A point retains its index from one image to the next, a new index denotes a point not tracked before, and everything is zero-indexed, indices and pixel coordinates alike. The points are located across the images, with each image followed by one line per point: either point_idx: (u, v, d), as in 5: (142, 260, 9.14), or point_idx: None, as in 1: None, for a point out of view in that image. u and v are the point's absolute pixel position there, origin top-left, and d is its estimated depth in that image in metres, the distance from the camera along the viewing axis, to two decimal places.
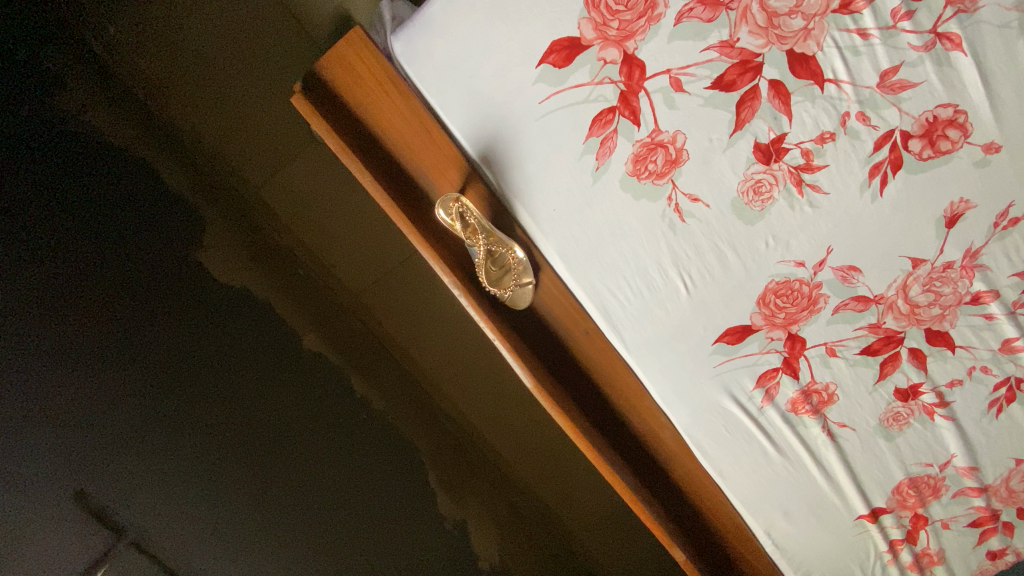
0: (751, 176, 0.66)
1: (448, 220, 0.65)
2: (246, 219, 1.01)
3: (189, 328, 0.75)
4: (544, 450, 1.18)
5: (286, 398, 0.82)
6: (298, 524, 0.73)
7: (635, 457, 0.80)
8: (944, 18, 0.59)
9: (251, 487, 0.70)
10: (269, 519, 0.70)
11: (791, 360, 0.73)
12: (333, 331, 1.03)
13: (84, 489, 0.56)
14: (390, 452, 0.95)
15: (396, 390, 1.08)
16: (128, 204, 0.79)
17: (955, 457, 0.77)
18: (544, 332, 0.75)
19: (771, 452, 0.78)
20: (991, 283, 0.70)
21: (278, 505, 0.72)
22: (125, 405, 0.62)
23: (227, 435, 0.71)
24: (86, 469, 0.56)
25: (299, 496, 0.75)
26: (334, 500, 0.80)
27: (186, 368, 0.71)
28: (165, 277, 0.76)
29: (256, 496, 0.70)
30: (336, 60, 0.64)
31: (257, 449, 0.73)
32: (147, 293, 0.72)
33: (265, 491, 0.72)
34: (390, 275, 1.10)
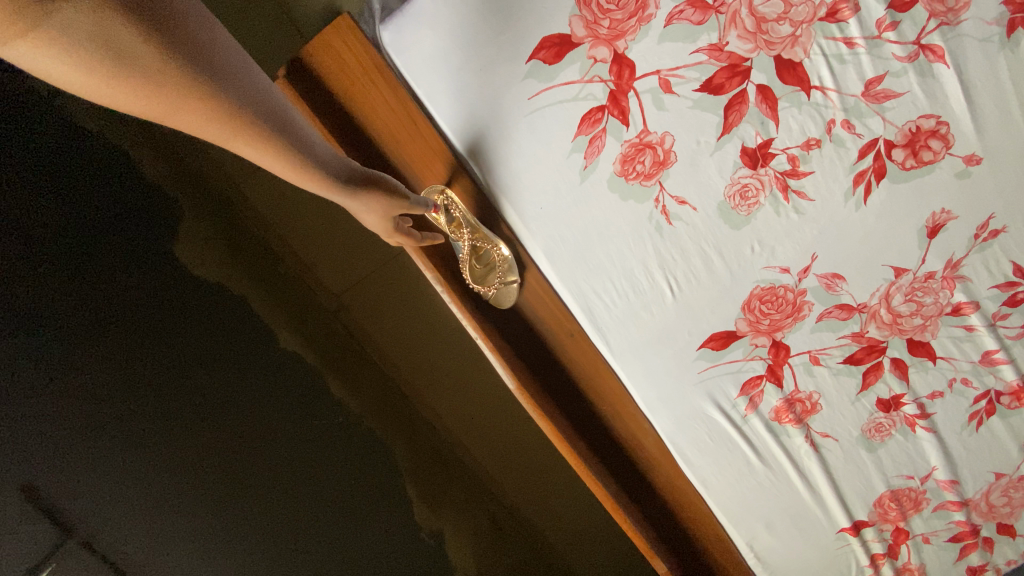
0: (738, 180, 0.65)
1: (432, 213, 0.65)
2: (222, 209, 0.95)
3: (163, 337, 0.70)
4: (526, 456, 1.17)
5: (256, 398, 0.79)
6: (262, 526, 0.70)
7: (617, 464, 0.78)
8: (929, 30, 0.61)
9: (214, 488, 0.67)
10: (230, 522, 0.67)
11: (774, 367, 0.73)
12: (312, 331, 0.98)
13: (32, 486, 0.53)
14: (366, 457, 0.92)
15: (375, 395, 1.03)
16: (102, 204, 0.72)
17: (936, 470, 0.77)
18: (526, 333, 0.73)
19: (754, 461, 0.77)
20: (971, 294, 0.71)
21: (242, 507, 0.69)
22: (89, 405, 0.59)
23: (193, 432, 0.68)
24: (36, 464, 0.52)
25: (264, 499, 0.72)
26: (304, 503, 0.77)
27: (162, 362, 0.68)
28: (139, 283, 0.71)
29: (219, 496, 0.67)
30: (323, 48, 0.63)
31: (224, 448, 0.70)
32: (140, 298, 0.70)
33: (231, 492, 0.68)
34: (375, 275, 1.07)
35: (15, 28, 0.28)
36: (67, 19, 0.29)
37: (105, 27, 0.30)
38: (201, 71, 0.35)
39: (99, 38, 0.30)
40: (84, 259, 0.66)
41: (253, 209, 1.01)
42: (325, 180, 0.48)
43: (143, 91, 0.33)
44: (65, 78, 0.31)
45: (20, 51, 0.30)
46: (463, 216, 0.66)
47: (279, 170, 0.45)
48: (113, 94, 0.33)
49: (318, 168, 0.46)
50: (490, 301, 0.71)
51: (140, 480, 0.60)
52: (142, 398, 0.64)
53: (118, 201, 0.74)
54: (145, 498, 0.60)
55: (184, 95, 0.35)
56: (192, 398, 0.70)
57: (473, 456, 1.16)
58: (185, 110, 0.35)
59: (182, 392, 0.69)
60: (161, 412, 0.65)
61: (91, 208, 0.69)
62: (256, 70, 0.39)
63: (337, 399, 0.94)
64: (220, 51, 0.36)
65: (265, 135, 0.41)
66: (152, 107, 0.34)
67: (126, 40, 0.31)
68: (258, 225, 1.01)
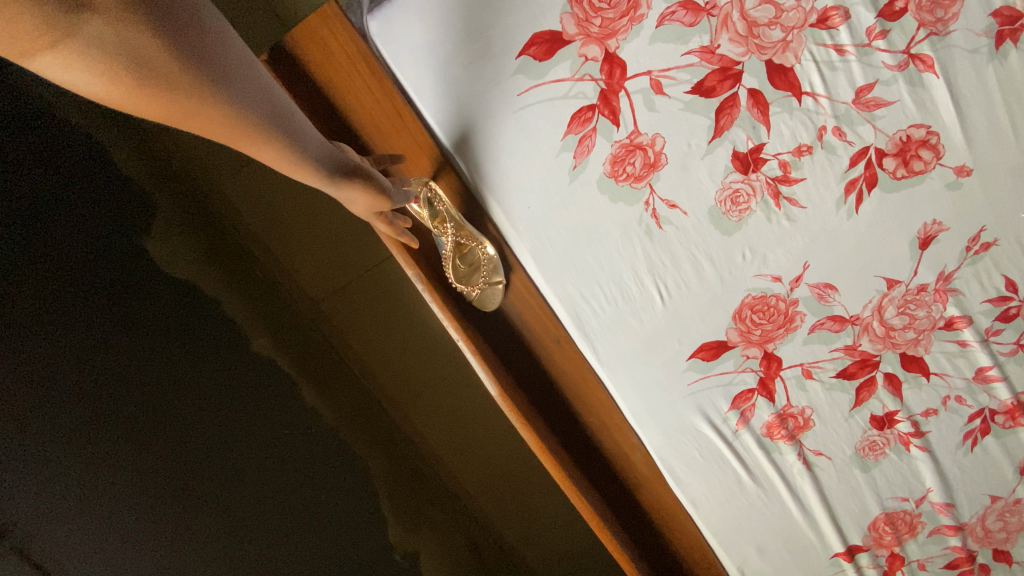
0: (728, 185, 0.64)
1: (416, 207, 0.63)
2: (201, 209, 0.92)
3: (132, 337, 0.66)
4: (509, 472, 1.12)
5: (223, 402, 0.74)
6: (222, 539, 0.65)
7: (603, 481, 0.75)
8: (918, 39, 0.61)
9: (172, 498, 0.62)
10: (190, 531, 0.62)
11: (766, 380, 0.70)
12: (288, 337, 0.94)
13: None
14: (338, 470, 0.87)
15: (352, 407, 0.99)
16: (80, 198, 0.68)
17: (931, 492, 0.74)
18: (511, 339, 0.71)
19: (745, 479, 0.73)
20: (964, 308, 0.70)
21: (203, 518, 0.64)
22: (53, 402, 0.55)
23: (154, 434, 0.63)
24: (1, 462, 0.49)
25: (223, 513, 0.66)
26: (267, 518, 0.72)
27: (123, 361, 0.64)
28: (109, 281, 0.67)
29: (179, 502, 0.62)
30: (308, 36, 0.61)
31: (185, 456, 0.65)
32: (110, 293, 0.67)
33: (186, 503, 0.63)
34: (358, 280, 1.04)
35: (44, 39, 0.29)
36: (95, 33, 0.29)
37: (130, 37, 0.30)
38: (216, 80, 0.35)
39: (124, 49, 0.31)
40: (59, 251, 0.62)
41: (234, 211, 0.98)
42: (319, 175, 0.48)
43: (166, 99, 0.34)
44: (90, 88, 0.32)
45: (51, 60, 0.30)
46: (448, 211, 0.64)
47: (279, 167, 0.46)
48: (136, 103, 0.33)
49: (317, 164, 0.47)
50: (474, 303, 0.68)
51: (85, 490, 0.55)
52: (100, 396, 0.60)
53: (98, 198, 0.71)
54: (87, 506, 0.55)
55: (202, 102, 0.35)
56: (153, 400, 0.65)
57: (452, 474, 1.11)
58: (202, 116, 0.36)
59: (142, 395, 0.64)
60: (119, 413, 0.61)
61: (64, 196, 0.66)
62: (263, 73, 0.39)
63: (311, 409, 0.89)
64: (229, 56, 0.36)
65: (272, 137, 0.41)
66: (171, 114, 0.35)
67: (148, 50, 0.32)
68: (237, 227, 0.98)
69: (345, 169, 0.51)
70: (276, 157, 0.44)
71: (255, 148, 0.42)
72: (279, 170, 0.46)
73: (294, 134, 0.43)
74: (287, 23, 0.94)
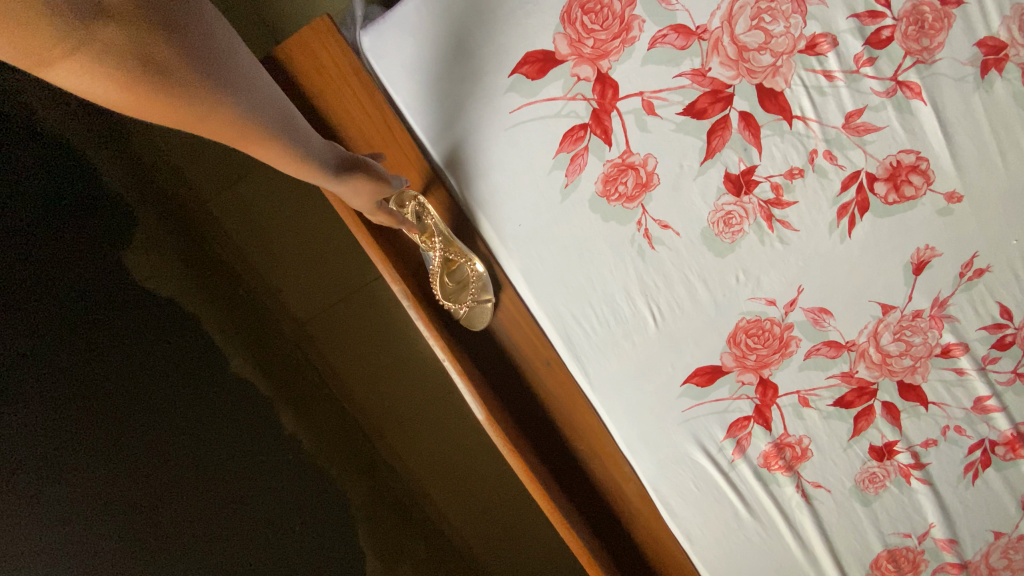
0: (721, 206, 0.64)
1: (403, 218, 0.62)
2: (187, 225, 0.90)
3: (101, 352, 0.63)
4: (495, 502, 1.08)
5: (197, 423, 0.70)
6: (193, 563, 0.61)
7: (594, 513, 0.72)
8: (905, 67, 0.62)
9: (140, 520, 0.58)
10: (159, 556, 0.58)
11: (762, 408, 0.68)
12: (268, 358, 0.90)
13: None
14: (317, 498, 0.83)
15: (334, 433, 0.95)
16: (60, 206, 0.67)
17: (933, 528, 0.71)
18: (500, 361, 0.69)
19: (742, 512, 0.70)
20: (960, 335, 0.68)
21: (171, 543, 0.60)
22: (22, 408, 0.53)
23: (126, 451, 0.60)
24: None
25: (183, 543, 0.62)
26: (232, 552, 0.66)
27: (96, 374, 0.61)
28: (87, 290, 0.65)
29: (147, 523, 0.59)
30: (299, 47, 0.62)
31: (154, 478, 0.62)
32: (87, 302, 0.64)
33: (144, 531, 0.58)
34: (345, 301, 1.02)
35: (60, 48, 0.27)
36: (111, 40, 0.28)
37: (146, 45, 0.29)
38: (224, 84, 0.34)
39: (140, 58, 0.29)
40: (35, 258, 0.60)
41: (220, 230, 0.97)
42: (320, 173, 0.47)
43: (180, 107, 0.32)
44: (103, 97, 0.30)
45: (66, 69, 0.28)
46: (435, 225, 0.63)
47: (281, 166, 0.44)
48: (150, 111, 0.32)
49: (317, 163, 0.46)
50: (463, 321, 0.67)
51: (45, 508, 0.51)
52: (62, 414, 0.56)
53: (78, 208, 0.69)
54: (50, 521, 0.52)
55: (211, 107, 0.34)
56: (121, 417, 0.61)
57: (437, 506, 1.07)
58: (210, 120, 0.35)
59: (113, 413, 0.61)
60: (86, 432, 0.57)
61: (38, 205, 0.63)
62: (262, 72, 0.38)
63: (288, 435, 0.84)
64: (235, 58, 0.34)
65: (275, 137, 0.40)
66: (181, 121, 0.34)
67: (162, 57, 0.30)
68: (224, 245, 0.96)
69: (343, 167, 0.50)
70: (279, 156, 0.43)
71: (259, 147, 0.40)
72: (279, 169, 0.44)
73: (296, 132, 0.42)
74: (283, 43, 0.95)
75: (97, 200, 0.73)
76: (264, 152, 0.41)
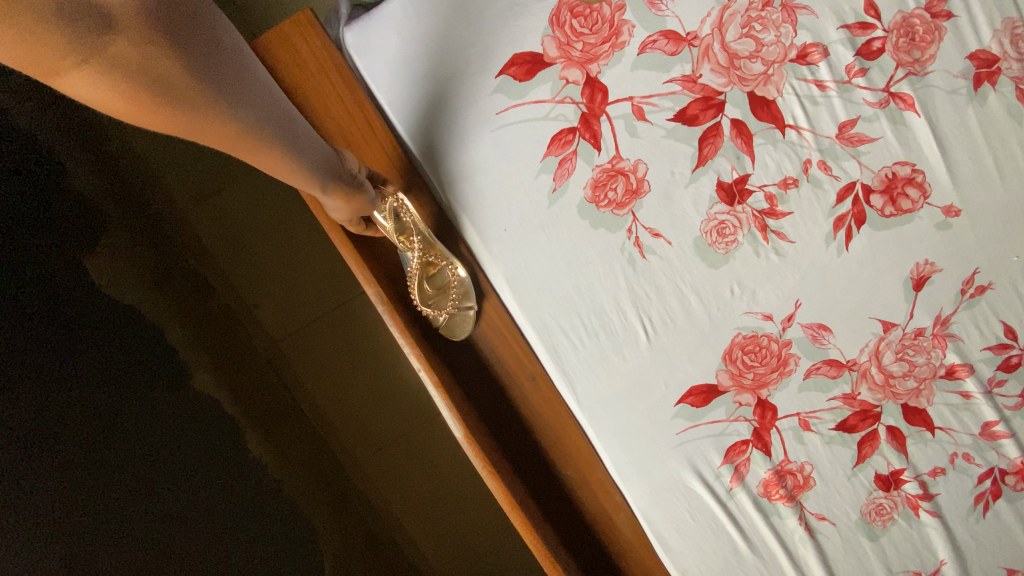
0: (714, 215, 0.61)
1: (381, 218, 0.59)
2: (161, 236, 0.86)
3: (59, 358, 0.58)
4: (476, 536, 1.02)
5: (159, 436, 0.65)
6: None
7: (582, 544, 0.66)
8: (897, 78, 0.61)
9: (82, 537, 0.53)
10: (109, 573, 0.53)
11: (761, 432, 0.64)
12: (237, 376, 0.84)
13: None
14: (284, 528, 0.77)
15: (304, 460, 0.88)
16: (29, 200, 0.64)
17: (945, 565, 0.65)
18: (481, 376, 0.66)
19: (742, 547, 0.64)
20: (964, 355, 0.65)
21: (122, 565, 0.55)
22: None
23: (75, 461, 0.55)
24: None
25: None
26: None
27: (50, 374, 0.56)
28: (50, 287, 0.61)
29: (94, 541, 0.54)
30: (279, 43, 0.60)
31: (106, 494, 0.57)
32: (50, 299, 0.60)
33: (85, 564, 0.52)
34: (325, 320, 0.98)
35: (68, 60, 0.25)
36: (120, 53, 0.26)
37: (153, 57, 0.27)
38: (226, 93, 0.32)
39: (145, 71, 0.27)
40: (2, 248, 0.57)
41: (198, 242, 0.93)
42: (311, 179, 0.45)
43: (179, 115, 0.31)
44: (104, 105, 0.28)
45: (79, 79, 0.26)
46: (416, 227, 0.60)
47: (273, 170, 0.42)
48: (152, 120, 0.30)
49: (312, 170, 0.44)
50: (443, 331, 0.64)
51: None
52: (11, 426, 0.51)
53: (49, 206, 0.66)
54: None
55: (210, 115, 0.32)
56: (72, 433, 0.56)
57: (414, 542, 1.00)
58: (208, 129, 0.33)
59: (67, 427, 0.56)
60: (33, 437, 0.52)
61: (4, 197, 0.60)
62: (266, 75, 0.36)
63: (254, 457, 0.78)
64: (239, 65, 0.32)
65: (274, 145, 0.39)
66: (178, 126, 0.32)
67: (168, 69, 0.28)
68: (201, 258, 0.92)
69: (337, 175, 0.48)
70: (274, 162, 0.41)
71: (255, 153, 0.38)
72: (272, 174, 0.43)
73: (294, 139, 0.40)
74: None
75: (70, 206, 0.70)
76: (259, 157, 0.39)
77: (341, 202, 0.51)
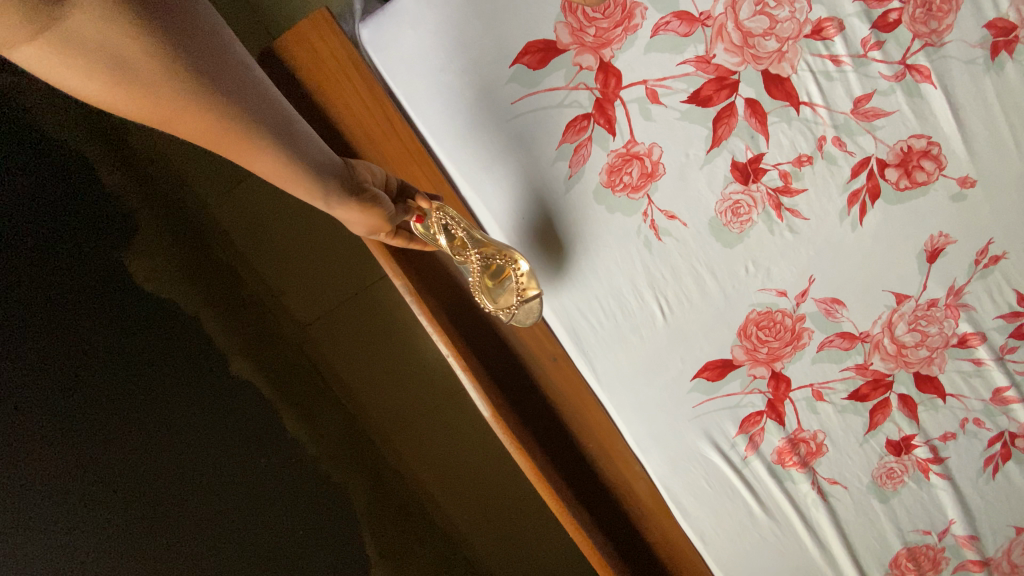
0: (729, 195, 0.62)
1: (430, 233, 0.59)
2: (189, 228, 0.89)
3: (111, 351, 0.63)
4: (502, 504, 1.07)
5: (205, 419, 0.70)
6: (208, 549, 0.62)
7: (603, 510, 0.70)
8: (914, 50, 0.61)
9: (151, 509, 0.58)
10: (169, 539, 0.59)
11: (775, 403, 0.66)
12: (269, 359, 0.88)
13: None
14: (322, 499, 0.82)
15: (338, 438, 0.93)
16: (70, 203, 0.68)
17: (954, 524, 0.68)
18: (505, 357, 0.69)
19: (757, 511, 0.68)
20: (977, 324, 0.66)
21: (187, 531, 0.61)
22: (51, 394, 0.54)
23: (133, 442, 0.60)
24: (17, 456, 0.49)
25: (181, 553, 0.59)
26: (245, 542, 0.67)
27: (101, 367, 0.61)
28: (100, 285, 0.66)
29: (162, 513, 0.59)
30: (300, 43, 0.62)
31: (167, 470, 0.62)
32: (100, 297, 0.65)
33: (138, 545, 0.56)
34: (350, 303, 1.01)
35: (23, 34, 0.26)
36: (72, 25, 0.26)
37: (110, 32, 0.27)
38: (204, 82, 0.32)
39: (100, 47, 0.28)
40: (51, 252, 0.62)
41: (223, 233, 0.96)
42: (314, 187, 0.45)
43: (149, 99, 0.31)
44: (69, 82, 0.29)
45: (36, 52, 0.27)
46: (466, 233, 0.58)
47: (274, 177, 0.42)
48: (120, 99, 0.30)
49: (315, 176, 0.44)
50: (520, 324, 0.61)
51: (70, 490, 0.52)
52: (81, 413, 0.56)
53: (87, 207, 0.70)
54: (82, 497, 0.53)
55: (189, 104, 0.32)
56: (131, 410, 0.61)
57: (442, 509, 1.06)
58: (190, 119, 0.33)
59: (115, 420, 0.59)
60: (95, 424, 0.57)
61: (46, 205, 0.64)
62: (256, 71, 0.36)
63: (291, 436, 0.83)
64: (219, 56, 0.33)
65: (267, 145, 0.38)
66: (153, 113, 0.32)
67: (129, 49, 0.29)
68: (228, 249, 0.96)
69: (346, 184, 0.47)
70: (270, 166, 0.40)
71: (248, 153, 0.38)
72: (271, 181, 0.42)
73: (292, 142, 0.40)
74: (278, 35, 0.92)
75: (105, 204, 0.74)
76: (252, 160, 0.39)
77: (357, 212, 0.50)
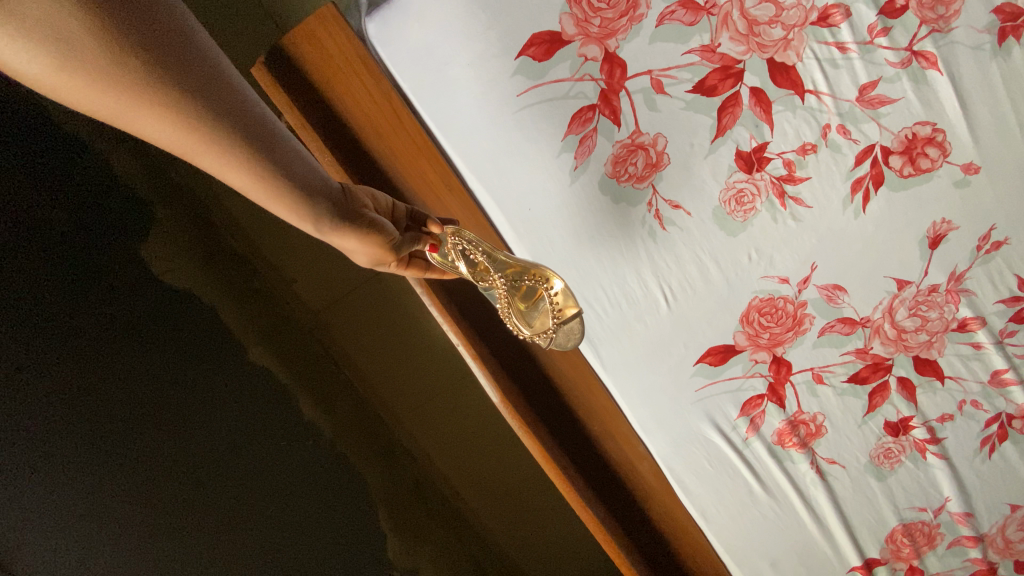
0: (733, 184, 0.63)
1: (448, 261, 0.58)
2: (201, 220, 0.91)
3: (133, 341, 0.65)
4: (510, 480, 1.11)
5: (223, 404, 0.73)
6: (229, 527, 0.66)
7: (609, 489, 0.73)
8: (920, 36, 0.60)
9: (177, 490, 0.62)
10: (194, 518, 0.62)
11: (776, 386, 0.68)
12: (283, 345, 0.91)
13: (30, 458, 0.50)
14: (337, 478, 0.85)
15: (352, 420, 0.96)
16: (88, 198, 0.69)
17: (949, 502, 0.70)
18: (513, 344, 0.71)
19: (757, 489, 0.70)
20: (977, 309, 0.67)
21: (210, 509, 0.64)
22: (77, 385, 0.57)
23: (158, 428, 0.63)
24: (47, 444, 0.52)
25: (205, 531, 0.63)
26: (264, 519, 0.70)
27: (123, 357, 0.63)
28: (119, 277, 0.68)
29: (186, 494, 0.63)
30: (307, 38, 0.63)
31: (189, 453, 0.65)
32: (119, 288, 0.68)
33: (165, 522, 0.60)
34: (359, 288, 1.03)
35: None
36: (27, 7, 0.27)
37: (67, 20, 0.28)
38: (171, 82, 0.32)
39: (60, 36, 0.28)
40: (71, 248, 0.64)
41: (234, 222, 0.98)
42: (308, 215, 0.43)
43: (112, 97, 0.31)
44: (37, 75, 0.29)
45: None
46: (488, 258, 0.58)
47: (263, 201, 0.41)
48: (75, 94, 0.30)
49: (309, 202, 0.42)
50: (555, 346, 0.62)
51: (99, 474, 0.56)
52: (107, 402, 0.59)
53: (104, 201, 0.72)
54: (113, 479, 0.57)
55: (155, 105, 0.32)
56: (153, 397, 0.64)
57: (453, 485, 1.09)
58: (158, 123, 0.33)
59: (140, 406, 0.62)
60: (121, 412, 0.60)
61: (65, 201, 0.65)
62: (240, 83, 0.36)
63: (307, 419, 0.86)
64: (193, 59, 0.33)
65: (246, 160, 0.36)
66: (121, 113, 0.32)
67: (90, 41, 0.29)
68: (239, 238, 0.97)
69: (347, 215, 0.45)
70: (255, 188, 0.39)
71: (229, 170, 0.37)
72: (260, 203, 0.41)
73: (276, 159, 0.38)
74: (282, 23, 0.92)
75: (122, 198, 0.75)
76: (233, 178, 0.38)
77: (357, 244, 0.48)
